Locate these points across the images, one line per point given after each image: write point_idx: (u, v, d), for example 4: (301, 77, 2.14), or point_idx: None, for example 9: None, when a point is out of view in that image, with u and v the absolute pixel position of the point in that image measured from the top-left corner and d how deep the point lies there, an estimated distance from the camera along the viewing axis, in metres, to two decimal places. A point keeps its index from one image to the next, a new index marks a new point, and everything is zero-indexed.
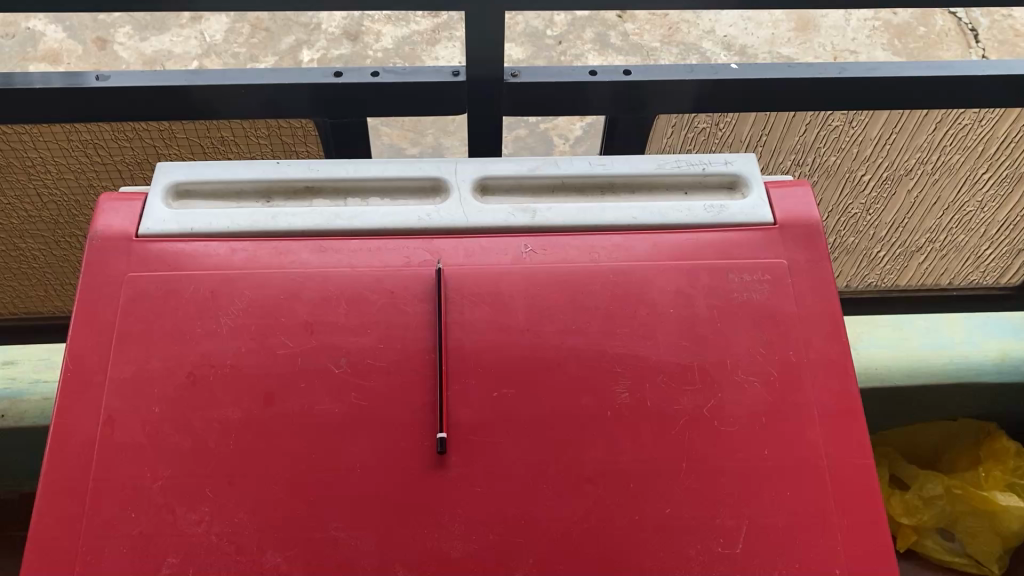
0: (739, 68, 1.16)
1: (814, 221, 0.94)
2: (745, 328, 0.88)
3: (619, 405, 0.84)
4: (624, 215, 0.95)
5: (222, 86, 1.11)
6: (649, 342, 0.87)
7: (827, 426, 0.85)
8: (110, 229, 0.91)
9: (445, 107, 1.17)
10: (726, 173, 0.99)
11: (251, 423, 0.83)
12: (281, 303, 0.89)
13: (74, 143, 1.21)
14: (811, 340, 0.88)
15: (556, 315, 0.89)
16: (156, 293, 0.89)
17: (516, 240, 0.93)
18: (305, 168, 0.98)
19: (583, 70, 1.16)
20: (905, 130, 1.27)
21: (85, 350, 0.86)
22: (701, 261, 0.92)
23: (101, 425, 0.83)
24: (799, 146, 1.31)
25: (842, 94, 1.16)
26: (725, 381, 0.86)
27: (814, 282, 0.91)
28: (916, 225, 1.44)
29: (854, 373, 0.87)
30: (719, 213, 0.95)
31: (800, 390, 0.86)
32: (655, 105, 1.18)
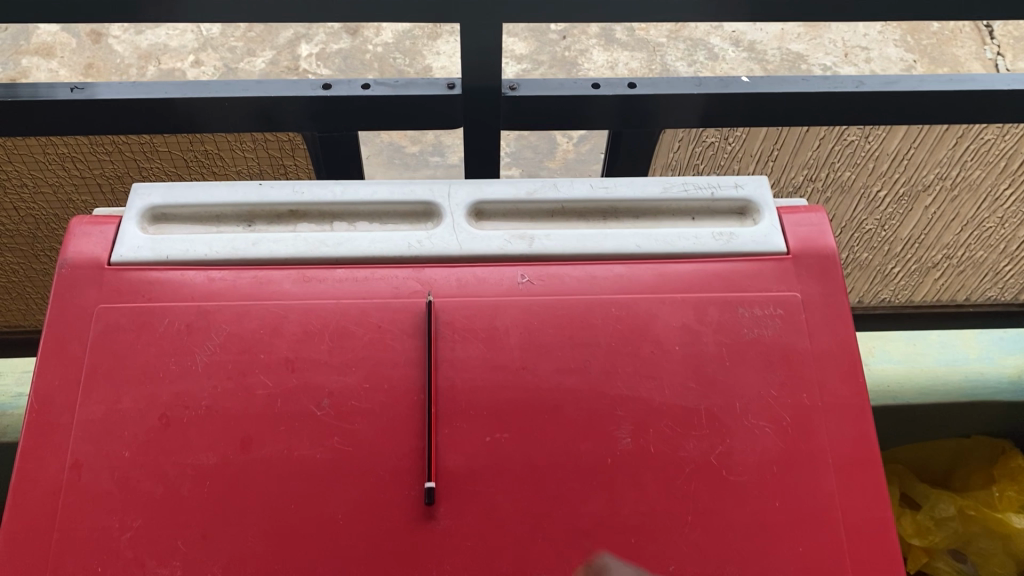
0: (750, 81, 1.10)
1: (828, 251, 0.89)
2: (756, 368, 0.83)
3: (621, 452, 0.79)
4: (626, 243, 0.90)
5: (206, 100, 1.05)
6: (652, 383, 0.82)
7: (843, 475, 0.79)
8: (82, 256, 0.87)
9: (438, 120, 1.11)
10: (737, 197, 0.93)
11: (226, 469, 0.78)
12: (262, 338, 0.83)
13: (52, 157, 1.14)
14: (826, 382, 0.83)
15: (554, 352, 0.83)
16: (129, 327, 0.84)
17: (512, 269, 0.88)
18: (290, 191, 0.93)
19: (586, 82, 1.10)
20: (924, 145, 1.19)
21: (50, 390, 0.81)
22: (709, 295, 0.86)
23: (68, 470, 0.78)
24: (812, 162, 1.22)
25: (858, 108, 1.10)
26: (734, 426, 0.80)
27: (828, 318, 0.86)
28: (934, 242, 1.36)
29: (871, 417, 0.81)
30: (728, 242, 0.89)
31: (813, 436, 0.80)
32: (662, 119, 1.12)
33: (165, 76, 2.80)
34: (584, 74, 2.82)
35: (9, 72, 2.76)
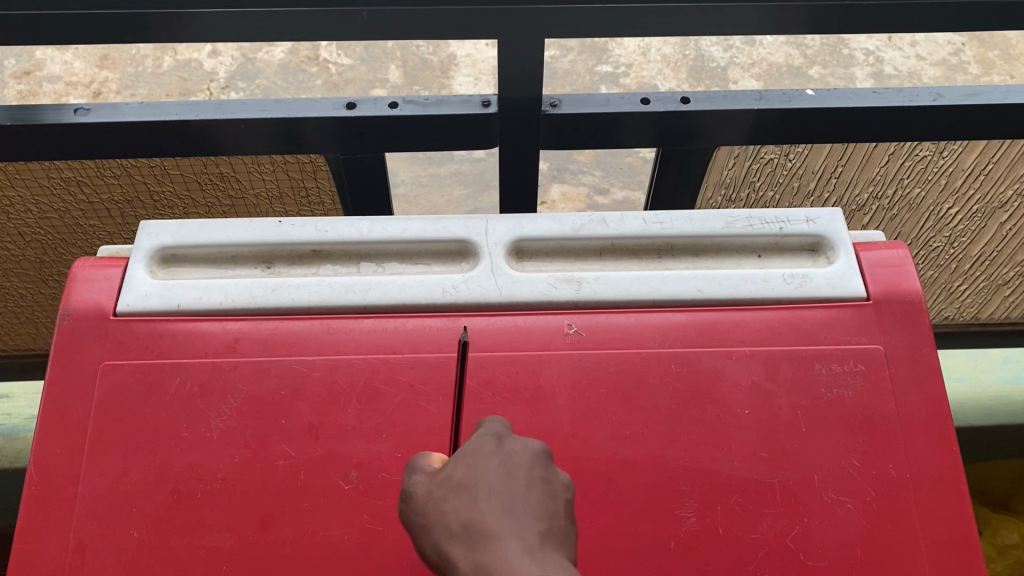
0: (815, 94, 0.99)
1: (914, 297, 0.79)
2: (836, 434, 0.73)
3: (685, 534, 0.70)
4: (686, 287, 0.80)
5: (220, 121, 0.96)
6: (719, 452, 0.73)
7: (937, 560, 0.70)
8: (84, 306, 0.79)
9: (472, 139, 1.02)
10: (807, 233, 0.84)
11: (245, 552, 0.70)
12: (283, 400, 0.75)
13: (56, 181, 1.06)
14: (914, 451, 0.73)
15: (607, 417, 0.74)
16: (136, 388, 0.76)
17: (559, 318, 0.79)
18: (313, 229, 0.84)
19: (634, 97, 1.00)
20: (1005, 160, 1.08)
21: (51, 460, 0.73)
22: (780, 349, 0.77)
23: (70, 553, 0.70)
24: (879, 178, 1.12)
25: (935, 123, 1.00)
26: (813, 503, 0.71)
27: (915, 376, 0.76)
28: (1007, 259, 1.25)
29: (967, 492, 0.72)
30: (800, 286, 0.80)
31: (902, 514, 0.71)
32: (717, 137, 1.02)
33: (183, 69, 2.69)
34: (614, 61, 2.70)
35: (23, 65, 2.67)
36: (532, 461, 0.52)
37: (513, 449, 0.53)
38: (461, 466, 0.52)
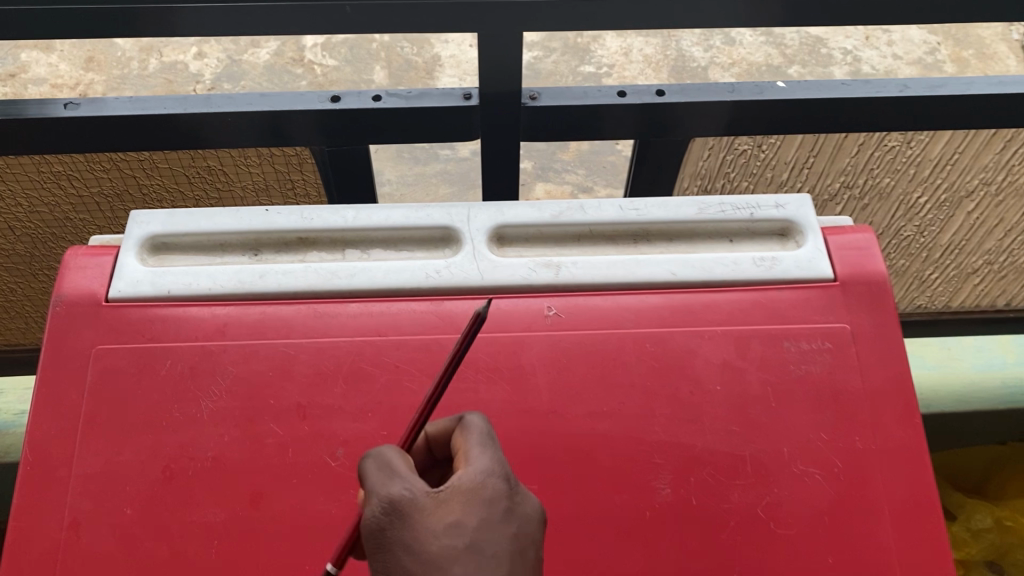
0: (786, 86, 1.03)
1: (879, 277, 0.82)
2: (804, 409, 0.76)
3: (660, 505, 0.73)
4: (661, 270, 0.83)
5: (207, 115, 0.99)
6: (692, 427, 0.76)
7: (901, 528, 0.73)
8: (77, 292, 0.81)
9: (454, 132, 1.05)
10: (777, 218, 0.87)
11: (236, 526, 0.72)
12: (271, 381, 0.78)
13: (46, 175, 1.08)
14: (879, 423, 0.76)
15: (585, 394, 0.77)
16: (128, 370, 0.78)
17: (538, 301, 0.82)
18: (299, 217, 0.86)
19: (611, 90, 1.03)
20: (970, 149, 1.12)
21: (45, 440, 0.75)
22: (751, 328, 0.80)
23: (65, 530, 0.72)
24: (850, 168, 1.15)
25: (902, 113, 1.03)
26: (782, 474, 0.74)
27: (880, 352, 0.79)
28: (976, 247, 1.29)
29: (930, 462, 0.75)
30: (770, 268, 0.83)
31: (867, 484, 0.74)
32: (692, 128, 1.05)
33: (168, 71, 2.70)
34: (596, 61, 2.73)
35: (8, 68, 2.67)
36: (534, 526, 0.53)
37: (523, 509, 0.53)
38: (471, 513, 0.51)
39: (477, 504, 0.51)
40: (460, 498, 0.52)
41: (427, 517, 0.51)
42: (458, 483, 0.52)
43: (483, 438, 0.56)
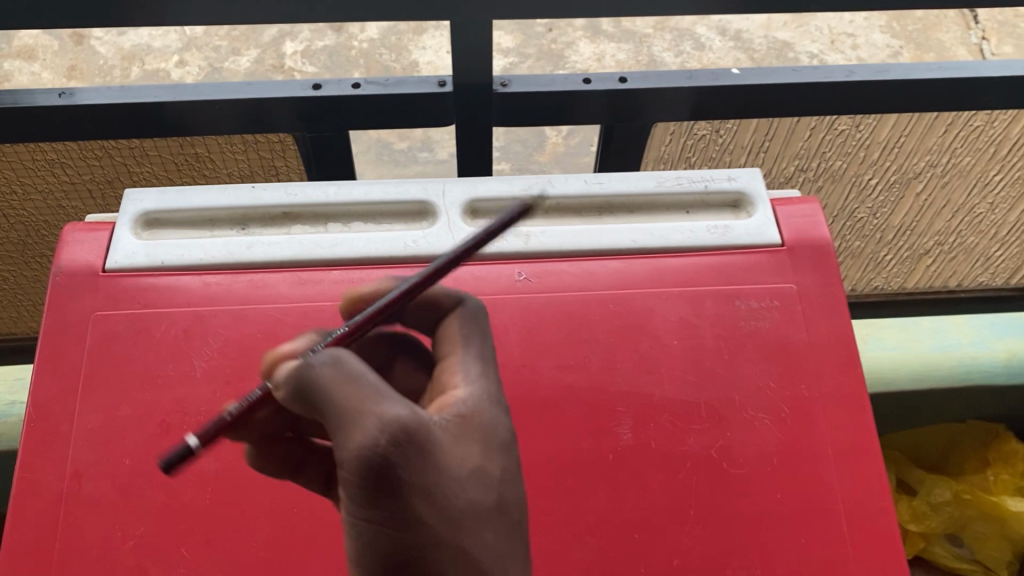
0: (741, 73, 1.09)
1: (823, 242, 0.89)
2: (754, 360, 0.83)
3: (622, 448, 0.79)
4: (623, 238, 0.89)
5: (194, 102, 1.04)
6: (651, 377, 0.82)
7: (843, 466, 0.79)
8: (74, 264, 0.86)
9: (430, 117, 1.11)
10: (730, 190, 0.93)
11: (229, 474, 0.77)
12: (259, 343, 0.83)
13: (39, 162, 1.13)
14: (824, 372, 0.83)
15: (552, 350, 0.83)
16: (125, 334, 0.83)
17: (509, 267, 0.88)
18: (283, 193, 0.92)
19: (577, 77, 1.09)
20: (915, 133, 1.19)
21: (47, 398, 0.81)
22: (705, 289, 0.87)
23: (67, 480, 0.77)
24: (803, 152, 1.23)
25: (849, 98, 1.10)
26: (734, 419, 0.80)
27: (824, 308, 0.86)
28: (925, 228, 1.37)
29: (870, 407, 0.81)
30: (723, 235, 0.90)
31: (813, 427, 0.80)
32: (654, 113, 1.12)
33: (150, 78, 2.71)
34: None
35: None
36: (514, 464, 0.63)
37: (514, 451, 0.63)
38: (491, 462, 0.59)
39: (494, 449, 0.60)
40: (476, 436, 0.59)
41: (449, 459, 0.57)
42: (471, 419, 0.60)
43: (483, 355, 0.64)
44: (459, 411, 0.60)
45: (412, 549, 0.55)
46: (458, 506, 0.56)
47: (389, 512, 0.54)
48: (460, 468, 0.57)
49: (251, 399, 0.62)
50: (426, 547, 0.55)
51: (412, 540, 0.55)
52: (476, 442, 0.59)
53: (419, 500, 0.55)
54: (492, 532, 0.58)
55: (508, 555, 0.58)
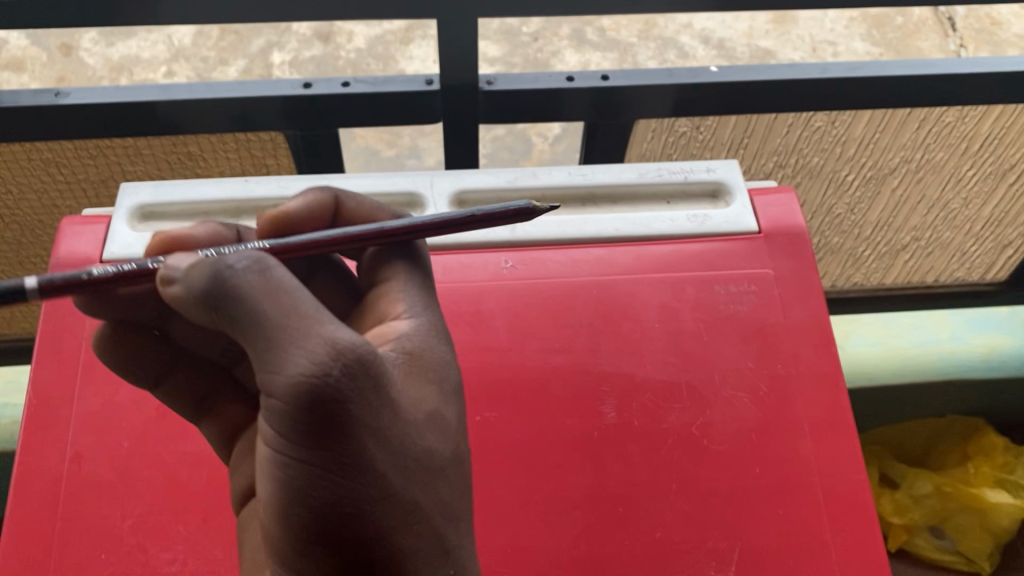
0: (719, 70, 1.13)
1: (799, 229, 0.92)
2: (733, 342, 0.86)
3: (606, 426, 0.81)
4: (606, 227, 0.92)
5: (188, 102, 1.07)
6: (634, 359, 0.85)
7: (819, 441, 0.82)
8: (73, 256, 0.89)
9: (418, 116, 1.14)
10: (709, 181, 0.96)
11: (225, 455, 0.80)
12: None
13: (36, 162, 1.15)
14: (800, 353, 0.86)
15: (539, 334, 0.86)
16: None
17: (496, 255, 0.90)
18: (275, 187, 0.95)
19: (560, 75, 1.13)
20: (888, 129, 1.23)
21: (47, 384, 0.83)
22: (685, 275, 0.90)
23: (67, 462, 0.79)
24: (782, 148, 1.27)
25: (824, 95, 1.14)
26: (713, 398, 0.83)
27: (800, 292, 0.89)
28: (902, 224, 1.40)
29: (844, 385, 0.84)
30: (703, 223, 0.93)
31: (789, 405, 0.83)
32: (636, 110, 1.15)
33: None
34: None
35: None
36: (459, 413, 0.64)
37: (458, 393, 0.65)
38: (444, 408, 0.61)
39: (448, 393, 0.62)
40: (428, 377, 0.61)
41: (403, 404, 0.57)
42: (422, 358, 0.62)
43: (423, 290, 0.66)
44: (406, 348, 0.62)
45: (360, 495, 0.54)
46: (413, 453, 0.56)
47: (336, 450, 0.52)
48: (414, 413, 0.58)
49: (125, 270, 0.61)
50: (378, 497, 0.54)
51: (365, 487, 0.54)
52: (424, 382, 0.61)
53: (375, 443, 0.54)
54: (441, 483, 0.59)
55: (456, 506, 0.60)
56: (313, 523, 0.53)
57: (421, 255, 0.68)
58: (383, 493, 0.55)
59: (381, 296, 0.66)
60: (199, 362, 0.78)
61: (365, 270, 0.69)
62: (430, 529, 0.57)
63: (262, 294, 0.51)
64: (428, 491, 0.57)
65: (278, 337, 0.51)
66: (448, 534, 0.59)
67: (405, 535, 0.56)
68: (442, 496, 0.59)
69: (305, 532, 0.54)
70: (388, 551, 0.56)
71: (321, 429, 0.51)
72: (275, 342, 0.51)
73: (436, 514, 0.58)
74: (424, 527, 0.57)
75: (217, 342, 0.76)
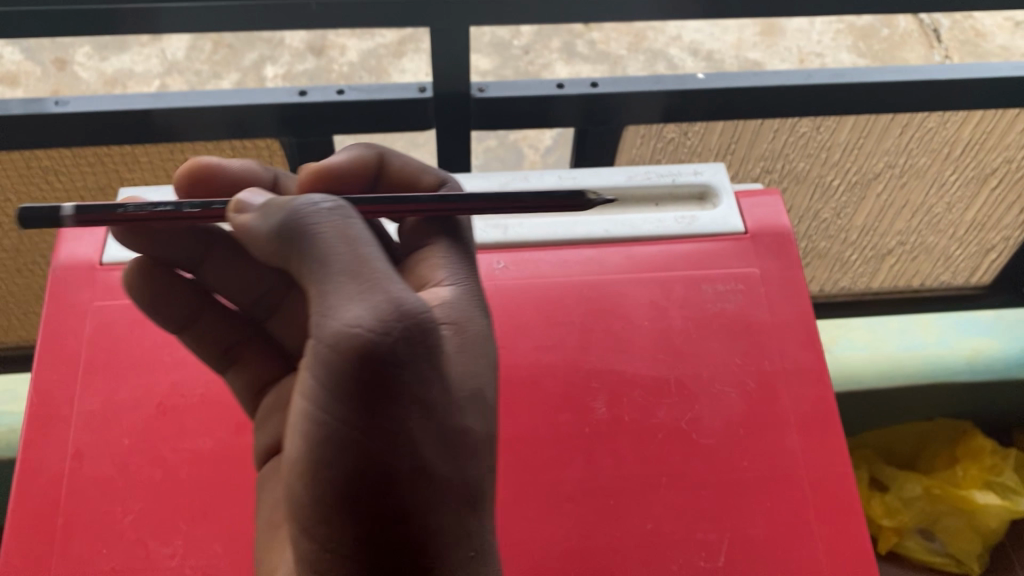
0: (706, 77, 1.15)
1: (783, 229, 0.95)
2: (720, 339, 0.88)
3: (596, 421, 0.83)
4: (595, 228, 0.95)
5: (184, 109, 1.09)
6: (624, 356, 0.87)
7: (805, 434, 0.83)
8: (73, 258, 0.91)
9: (412, 124, 1.16)
10: (696, 183, 0.99)
11: (224, 452, 0.82)
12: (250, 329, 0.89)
13: (34, 169, 1.17)
14: (785, 349, 0.88)
15: (531, 332, 0.88)
16: (123, 323, 0.88)
17: (488, 256, 0.93)
18: None
19: (551, 83, 1.15)
20: (871, 135, 1.25)
21: (48, 384, 0.84)
22: (673, 274, 0.92)
23: (69, 460, 0.81)
24: (768, 154, 1.29)
25: (808, 100, 1.16)
26: (702, 394, 0.85)
27: (785, 290, 0.91)
28: (887, 227, 1.43)
29: (829, 380, 0.86)
30: (690, 224, 0.95)
31: (775, 400, 0.85)
32: (626, 116, 1.18)
33: None
34: None
35: None
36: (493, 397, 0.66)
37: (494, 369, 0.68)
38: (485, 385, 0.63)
39: (489, 368, 0.65)
40: (473, 349, 0.64)
41: (452, 381, 0.58)
42: (468, 331, 0.65)
43: (464, 263, 0.70)
44: (452, 318, 0.65)
45: (404, 462, 0.54)
46: (455, 431, 0.57)
47: (385, 412, 0.53)
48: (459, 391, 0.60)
49: (156, 207, 0.67)
50: (416, 472, 0.55)
51: (408, 456, 0.54)
52: (469, 357, 0.63)
53: (420, 417, 0.54)
54: (475, 464, 0.59)
55: (485, 491, 0.61)
56: (351, 488, 0.54)
57: (463, 232, 0.73)
58: (423, 466, 0.55)
59: (423, 262, 0.70)
60: (226, 313, 0.87)
61: (407, 239, 0.73)
62: (458, 512, 0.58)
63: (340, 240, 0.56)
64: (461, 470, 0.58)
65: (347, 287, 0.53)
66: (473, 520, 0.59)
67: (435, 514, 0.56)
68: (472, 479, 0.59)
69: (336, 493, 0.55)
70: (420, 525, 0.56)
71: (375, 391, 0.52)
72: (344, 290, 0.53)
73: (466, 497, 0.58)
74: (453, 508, 0.57)
75: (245, 293, 0.87)
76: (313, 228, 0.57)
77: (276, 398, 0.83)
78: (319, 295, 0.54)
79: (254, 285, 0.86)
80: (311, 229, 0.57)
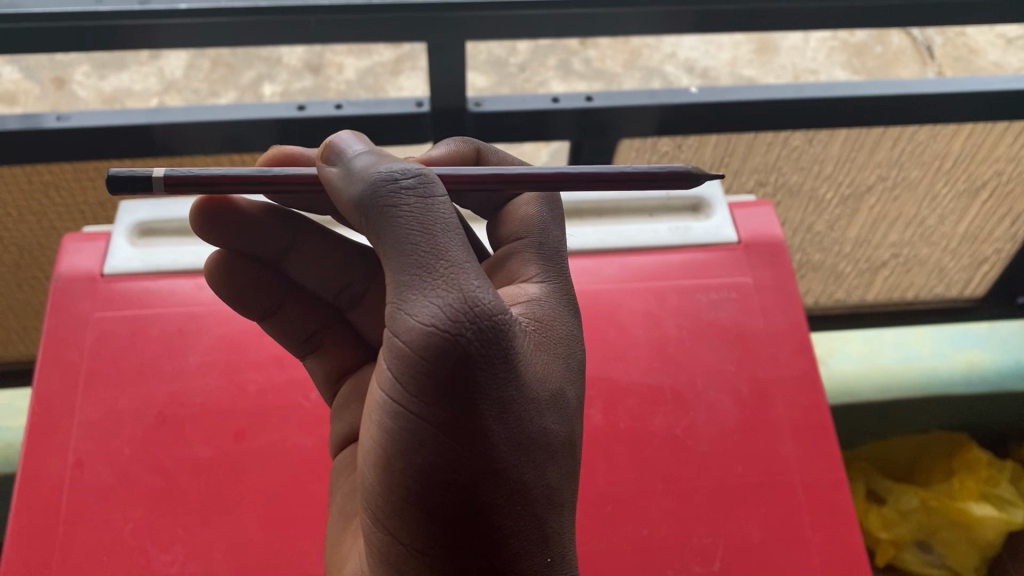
0: (699, 91, 1.17)
1: (776, 239, 0.96)
2: (714, 347, 0.89)
3: (592, 428, 0.84)
4: (589, 239, 0.96)
5: (183, 123, 1.11)
6: (620, 364, 0.88)
7: (799, 440, 0.84)
8: (75, 270, 0.92)
9: (409, 138, 1.17)
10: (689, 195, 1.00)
11: (222, 460, 0.83)
12: (251, 338, 0.91)
13: (35, 184, 1.18)
14: (779, 357, 0.89)
15: None
16: (124, 333, 0.89)
17: None
18: None
19: (546, 97, 1.17)
20: (863, 148, 1.27)
21: (49, 394, 0.85)
22: (667, 284, 0.94)
23: (69, 469, 0.81)
24: (761, 167, 1.31)
25: (800, 113, 1.18)
26: (696, 401, 0.86)
27: (778, 299, 0.92)
28: (880, 239, 1.44)
29: (822, 387, 0.87)
30: (684, 234, 0.97)
31: (769, 406, 0.86)
32: (622, 130, 1.19)
33: None
34: None
35: None
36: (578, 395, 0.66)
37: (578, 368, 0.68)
38: (568, 386, 0.63)
39: (570, 369, 0.65)
40: (554, 349, 0.64)
41: (532, 382, 0.59)
42: (552, 330, 0.66)
43: (551, 263, 0.72)
44: (536, 315, 0.66)
45: (472, 462, 0.55)
46: (532, 432, 0.58)
47: (454, 412, 0.54)
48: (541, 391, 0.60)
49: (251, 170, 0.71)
50: (490, 472, 0.56)
51: (477, 458, 0.55)
52: (550, 356, 0.64)
53: (494, 417, 0.55)
54: (553, 468, 0.59)
55: (564, 493, 0.60)
56: (421, 487, 0.56)
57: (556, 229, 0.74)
58: (494, 468, 0.56)
59: (513, 257, 0.72)
60: (304, 294, 0.86)
61: (501, 230, 0.75)
62: (533, 516, 0.58)
63: (419, 227, 0.57)
64: (539, 473, 0.58)
65: (420, 283, 0.55)
66: (549, 525, 0.59)
67: (507, 517, 0.57)
68: (550, 482, 0.59)
69: (411, 491, 0.56)
70: (491, 526, 0.57)
71: (443, 388, 0.54)
72: (417, 286, 0.55)
73: (541, 501, 0.58)
74: (527, 513, 0.58)
75: (332, 276, 0.85)
76: (392, 216, 0.58)
77: (354, 386, 0.84)
78: (395, 286, 0.56)
79: (338, 270, 0.85)
80: (391, 214, 0.58)
